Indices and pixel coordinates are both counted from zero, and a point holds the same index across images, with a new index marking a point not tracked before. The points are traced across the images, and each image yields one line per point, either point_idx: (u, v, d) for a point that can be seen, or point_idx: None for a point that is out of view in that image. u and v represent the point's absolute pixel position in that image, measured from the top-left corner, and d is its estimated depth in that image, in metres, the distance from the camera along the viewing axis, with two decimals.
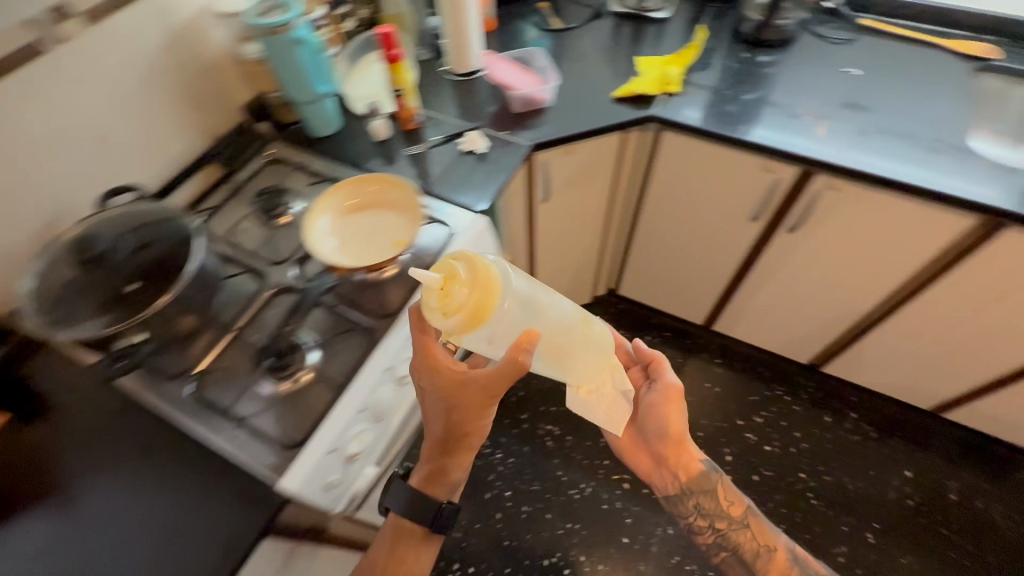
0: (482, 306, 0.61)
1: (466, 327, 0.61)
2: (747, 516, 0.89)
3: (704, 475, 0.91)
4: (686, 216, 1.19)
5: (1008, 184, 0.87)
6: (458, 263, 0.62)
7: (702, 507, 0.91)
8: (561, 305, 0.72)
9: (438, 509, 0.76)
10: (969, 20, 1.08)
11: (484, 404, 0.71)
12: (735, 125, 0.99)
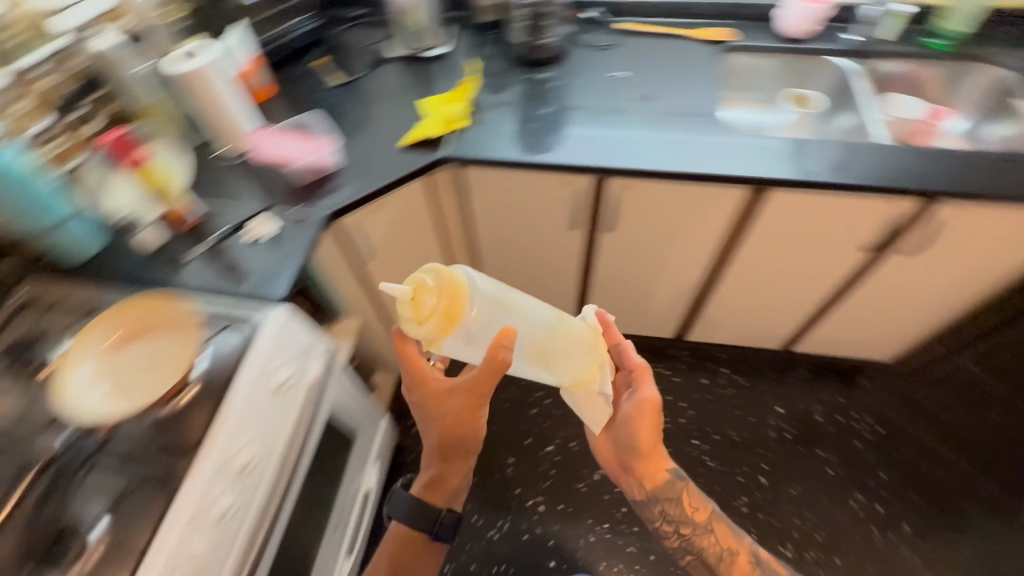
0: (452, 308, 0.72)
1: (440, 329, 0.73)
2: (711, 523, 0.98)
3: (670, 484, 1.00)
4: (518, 238, 1.21)
5: (760, 152, 0.97)
6: (426, 276, 0.73)
7: (667, 514, 1.00)
8: (541, 312, 0.88)
9: (437, 514, 0.97)
10: (704, 9, 1.21)
11: (473, 407, 0.89)
12: (524, 149, 1.02)
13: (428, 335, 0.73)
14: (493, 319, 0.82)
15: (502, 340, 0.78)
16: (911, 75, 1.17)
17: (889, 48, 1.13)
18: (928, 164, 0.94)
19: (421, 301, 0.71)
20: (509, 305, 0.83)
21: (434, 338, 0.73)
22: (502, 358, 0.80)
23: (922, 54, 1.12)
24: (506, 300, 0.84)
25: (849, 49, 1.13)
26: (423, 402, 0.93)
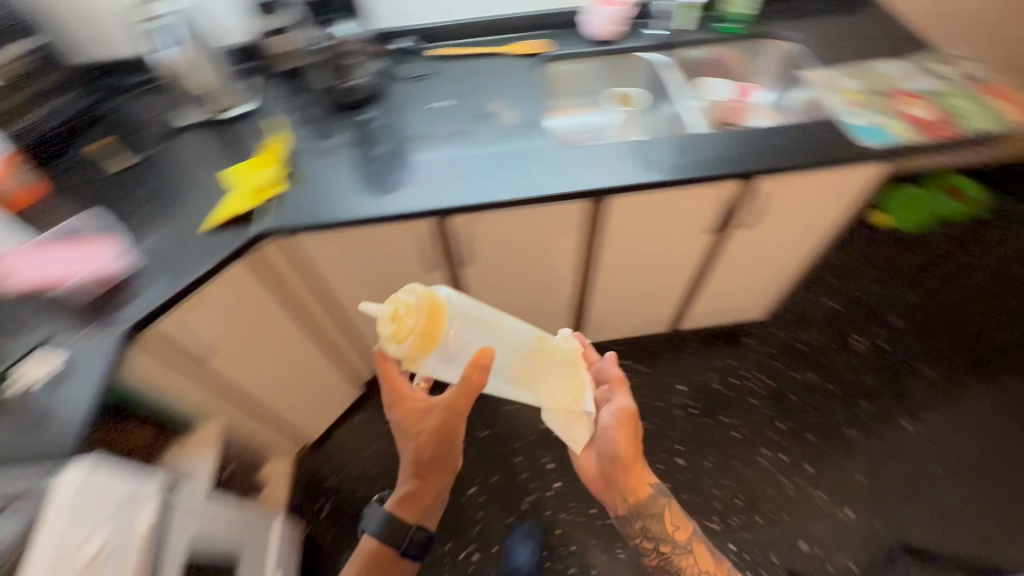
0: (430, 330, 0.71)
1: (419, 350, 0.71)
2: (690, 542, 0.99)
3: (652, 498, 1.00)
4: (380, 291, 1.13)
5: (591, 163, 0.97)
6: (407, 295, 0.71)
7: (648, 530, 1.00)
8: (520, 331, 0.86)
9: (407, 532, 0.94)
10: (514, 23, 1.19)
11: (451, 424, 0.89)
12: (351, 202, 0.93)
13: (406, 356, 0.72)
14: (469, 337, 0.81)
15: (479, 359, 0.79)
16: (713, 59, 1.25)
17: (688, 37, 1.18)
18: (740, 147, 0.99)
19: (398, 323, 0.69)
20: (489, 326, 0.83)
21: (412, 359, 0.72)
22: (477, 378, 0.80)
23: (717, 37, 1.19)
24: (488, 317, 0.83)
25: (654, 43, 1.17)
26: (402, 420, 0.92)
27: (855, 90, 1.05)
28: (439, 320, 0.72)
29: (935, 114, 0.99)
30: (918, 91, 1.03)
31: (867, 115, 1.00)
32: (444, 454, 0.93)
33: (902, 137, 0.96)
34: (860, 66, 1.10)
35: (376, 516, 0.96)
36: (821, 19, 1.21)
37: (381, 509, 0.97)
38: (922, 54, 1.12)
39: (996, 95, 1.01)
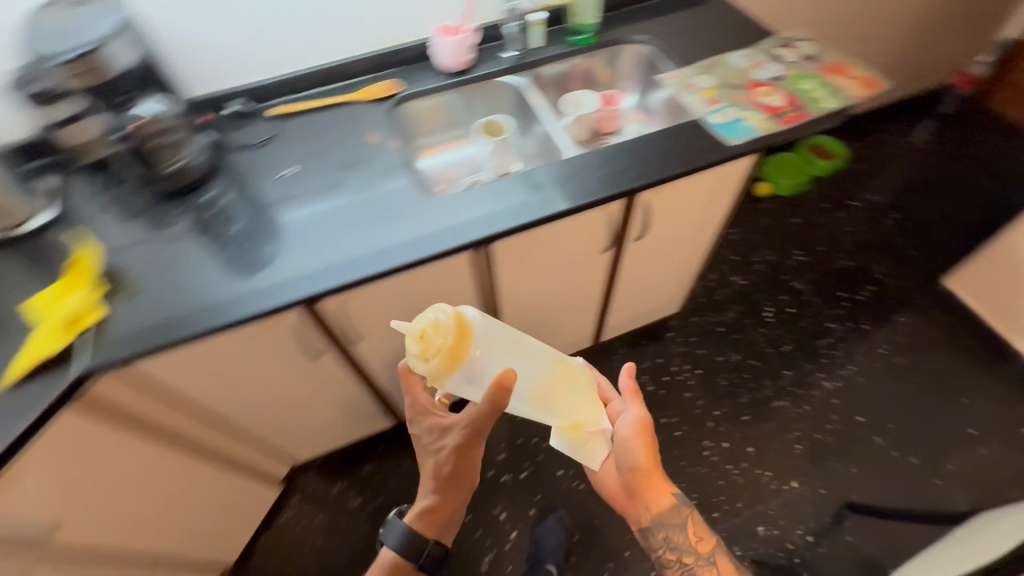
0: (458, 350, 0.70)
1: (444, 370, 0.70)
2: (715, 555, 0.90)
3: (674, 508, 0.93)
4: (268, 390, 1.00)
5: (463, 212, 0.90)
6: (437, 314, 0.71)
7: (671, 542, 0.92)
8: (540, 355, 0.84)
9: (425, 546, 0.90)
10: (358, 66, 1.10)
11: (469, 443, 0.86)
12: (201, 310, 0.80)
13: (431, 375, 0.71)
14: (492, 358, 0.78)
15: (502, 382, 0.74)
16: (577, 71, 1.22)
17: (543, 57, 1.16)
18: (611, 164, 0.95)
19: (426, 342, 0.69)
20: (512, 347, 0.81)
21: (438, 380, 0.71)
22: (498, 401, 0.77)
23: (575, 51, 1.18)
24: (512, 340, 0.81)
25: (512, 68, 1.14)
26: (423, 434, 0.91)
27: (710, 85, 1.05)
28: (469, 342, 0.72)
29: (785, 100, 1.01)
30: (766, 79, 1.05)
31: (725, 111, 1.00)
32: (462, 469, 0.90)
33: (760, 129, 0.97)
34: (711, 60, 1.11)
35: (395, 529, 0.91)
36: (668, 18, 1.23)
37: (401, 521, 0.92)
38: (764, 40, 1.15)
39: (835, 71, 1.05)
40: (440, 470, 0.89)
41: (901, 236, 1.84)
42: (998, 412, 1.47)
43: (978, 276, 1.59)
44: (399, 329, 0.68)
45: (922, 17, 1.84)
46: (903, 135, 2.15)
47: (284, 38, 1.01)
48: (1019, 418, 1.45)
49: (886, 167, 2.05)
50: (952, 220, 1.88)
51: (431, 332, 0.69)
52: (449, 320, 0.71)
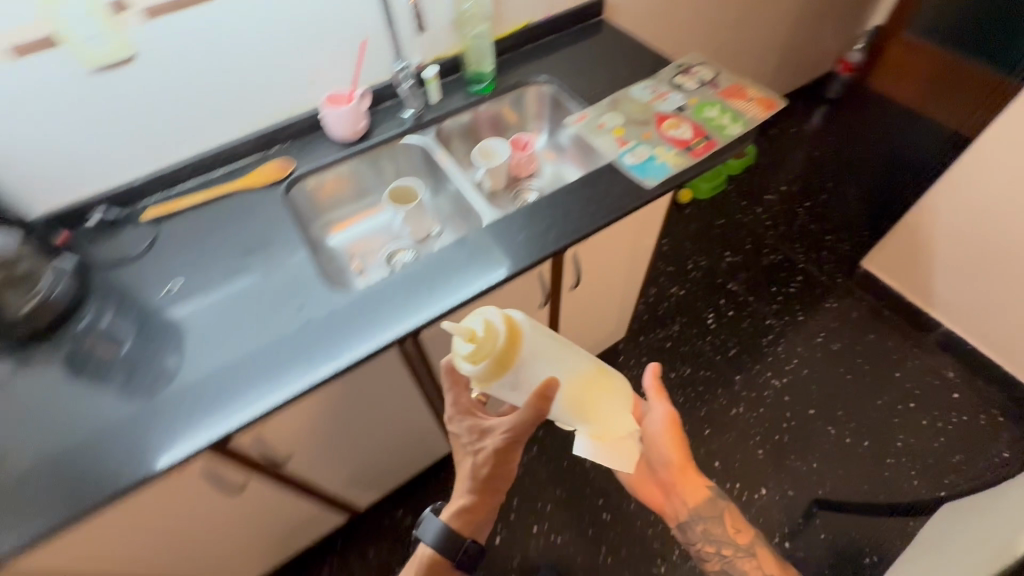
0: (506, 356, 0.73)
1: (490, 372, 0.73)
2: (753, 546, 0.92)
3: (711, 502, 0.94)
4: (194, 532, 0.88)
5: (383, 306, 0.85)
6: (490, 319, 0.73)
7: (710, 535, 0.93)
8: (579, 361, 0.81)
9: (462, 548, 0.84)
10: (240, 149, 0.99)
11: (509, 449, 0.81)
12: (92, 478, 0.69)
13: (476, 376, 0.73)
14: (538, 365, 0.78)
15: (546, 391, 0.74)
16: (483, 119, 1.17)
17: (444, 112, 1.10)
18: (530, 230, 0.92)
19: (479, 346, 0.72)
20: (554, 352, 0.79)
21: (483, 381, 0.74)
22: (539, 407, 0.75)
23: (478, 101, 1.13)
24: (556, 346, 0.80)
25: (412, 127, 1.07)
26: (463, 433, 0.85)
27: (618, 123, 1.04)
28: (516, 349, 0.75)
29: (693, 132, 1.01)
30: (671, 110, 1.05)
31: (637, 150, 0.98)
32: (501, 473, 0.84)
33: (674, 165, 0.95)
34: (615, 96, 1.09)
35: (432, 524, 0.85)
36: (566, 55, 1.21)
37: (437, 517, 0.86)
38: (662, 69, 1.15)
39: (733, 95, 1.06)
40: (477, 472, 0.83)
41: (817, 223, 1.93)
42: (931, 381, 1.55)
43: (893, 257, 1.63)
44: (451, 329, 0.71)
45: (801, 16, 1.94)
46: (802, 125, 2.28)
47: (145, 133, 0.89)
48: (950, 383, 1.54)
49: (793, 157, 2.16)
50: (860, 199, 1.99)
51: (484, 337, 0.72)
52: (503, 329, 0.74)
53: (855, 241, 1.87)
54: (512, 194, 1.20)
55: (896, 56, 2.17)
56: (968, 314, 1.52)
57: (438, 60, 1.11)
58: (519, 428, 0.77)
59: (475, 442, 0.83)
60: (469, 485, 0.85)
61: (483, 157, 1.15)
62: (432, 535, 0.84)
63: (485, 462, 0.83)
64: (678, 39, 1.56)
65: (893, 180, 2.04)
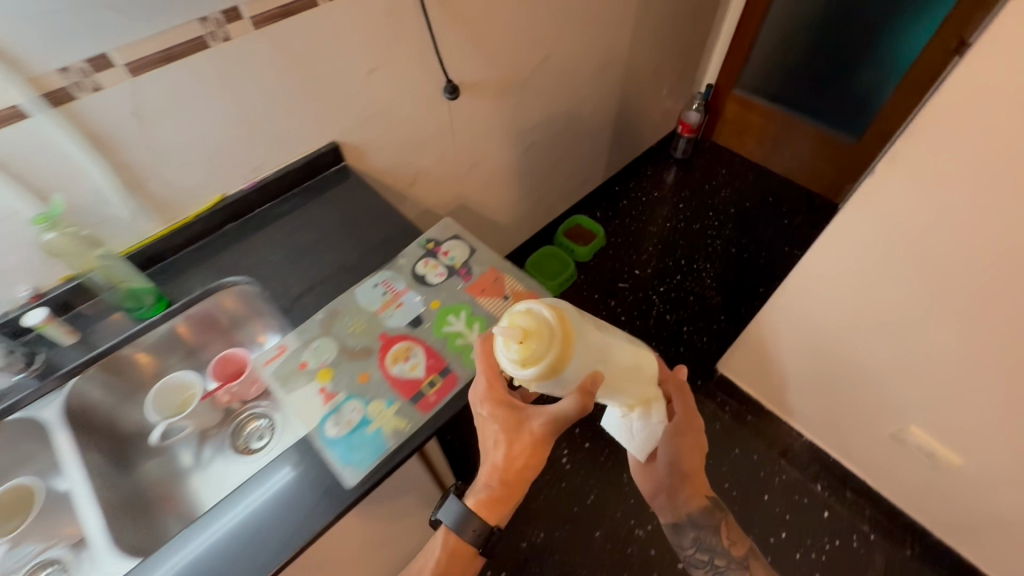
0: (560, 359, 0.63)
1: (540, 376, 0.64)
2: (746, 557, 0.91)
3: (707, 512, 0.92)
4: None
5: None
6: (542, 316, 0.64)
7: (702, 544, 0.91)
8: (620, 346, 0.73)
9: (488, 536, 0.72)
10: None
11: (551, 438, 0.70)
12: None
13: (524, 377, 0.64)
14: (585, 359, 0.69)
15: (589, 385, 0.65)
16: (170, 337, 0.85)
17: (85, 356, 0.77)
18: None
19: (527, 349, 0.63)
20: (595, 349, 0.69)
21: (532, 386, 0.66)
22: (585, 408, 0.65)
23: (147, 326, 0.80)
24: (602, 331, 0.73)
25: (28, 394, 0.73)
26: (496, 421, 0.71)
27: (327, 359, 0.74)
28: (569, 352, 0.65)
29: (430, 361, 0.74)
30: (404, 326, 0.77)
31: (343, 410, 0.69)
32: (535, 463, 0.73)
33: (391, 432, 0.68)
34: (333, 306, 0.80)
35: (456, 508, 0.73)
36: (285, 234, 0.91)
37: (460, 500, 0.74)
38: (405, 247, 0.87)
39: (488, 289, 0.81)
40: (509, 465, 0.71)
41: (673, 312, 1.76)
42: (799, 500, 1.40)
43: (744, 364, 1.47)
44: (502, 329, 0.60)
45: (621, 93, 1.77)
46: (654, 189, 2.12)
47: None
48: (819, 499, 1.39)
49: (646, 232, 1.99)
50: (715, 276, 1.85)
51: (532, 341, 0.63)
52: (555, 323, 0.65)
53: (712, 331, 1.72)
54: (216, 462, 0.84)
55: (734, 112, 2.14)
56: (823, 427, 1.38)
57: (68, 281, 0.78)
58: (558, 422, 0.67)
59: (512, 432, 0.69)
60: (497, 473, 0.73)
61: (167, 401, 0.82)
62: (454, 519, 0.72)
63: (520, 453, 0.71)
64: (470, 151, 1.30)
65: (744, 249, 1.92)
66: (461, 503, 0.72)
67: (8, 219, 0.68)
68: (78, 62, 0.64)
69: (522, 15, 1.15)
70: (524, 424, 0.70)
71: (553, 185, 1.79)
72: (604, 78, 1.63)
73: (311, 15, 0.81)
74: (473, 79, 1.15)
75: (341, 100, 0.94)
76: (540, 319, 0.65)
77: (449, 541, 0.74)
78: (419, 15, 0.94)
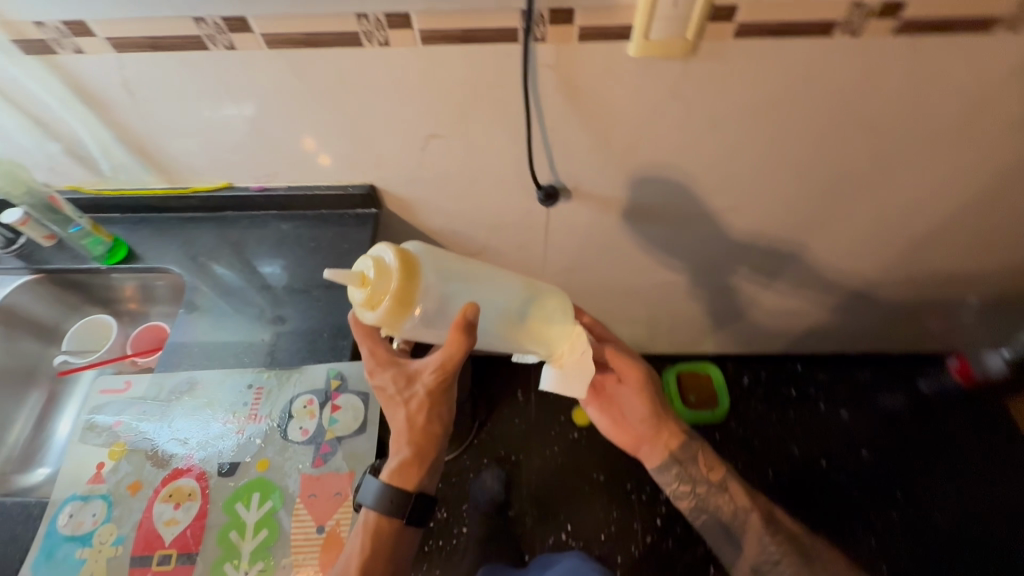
0: (409, 289, 0.53)
1: (396, 312, 0.53)
2: (725, 480, 0.81)
3: (685, 442, 0.83)
4: None
5: None
6: (376, 251, 0.55)
7: (684, 474, 0.82)
8: (491, 274, 0.63)
9: (415, 504, 0.58)
10: None
11: (449, 379, 0.57)
12: None
13: (382, 320, 0.54)
14: (451, 288, 0.59)
15: (464, 315, 0.53)
16: (144, 283, 0.84)
17: (34, 266, 0.78)
18: None
19: (368, 287, 0.52)
20: (471, 276, 0.61)
21: (393, 332, 0.56)
22: (467, 336, 0.54)
23: (97, 267, 0.79)
24: (468, 262, 0.62)
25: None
26: (385, 391, 0.59)
27: (136, 435, 0.64)
28: (420, 280, 0.55)
29: (184, 532, 0.58)
30: (216, 463, 0.62)
31: (86, 506, 0.60)
32: (446, 419, 0.60)
33: (88, 572, 0.57)
34: (193, 376, 0.67)
35: (372, 492, 0.57)
36: (257, 252, 0.79)
37: (372, 477, 0.59)
38: (312, 363, 0.68)
39: (317, 500, 0.60)
40: (412, 424, 0.58)
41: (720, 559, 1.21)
42: None
43: None
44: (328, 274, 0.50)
45: (887, 286, 1.10)
46: (846, 406, 1.36)
47: None
48: None
49: (780, 451, 1.31)
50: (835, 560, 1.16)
51: (370, 277, 0.52)
52: (393, 248, 0.54)
53: None
54: None
55: None
56: None
57: (73, 191, 0.79)
58: (446, 365, 0.55)
59: (403, 394, 0.58)
60: (404, 434, 0.58)
61: (101, 339, 0.85)
62: (377, 500, 0.56)
63: (420, 408, 0.58)
64: (567, 253, 0.96)
65: None
66: (373, 479, 0.57)
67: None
68: (56, 22, 0.55)
69: (717, 148, 0.72)
70: (416, 377, 0.58)
71: (698, 330, 1.28)
72: (855, 264, 1.01)
73: (347, 52, 0.58)
74: (592, 188, 0.79)
75: (383, 147, 0.72)
76: (376, 254, 0.55)
77: (372, 519, 0.57)
78: (520, 96, 0.63)
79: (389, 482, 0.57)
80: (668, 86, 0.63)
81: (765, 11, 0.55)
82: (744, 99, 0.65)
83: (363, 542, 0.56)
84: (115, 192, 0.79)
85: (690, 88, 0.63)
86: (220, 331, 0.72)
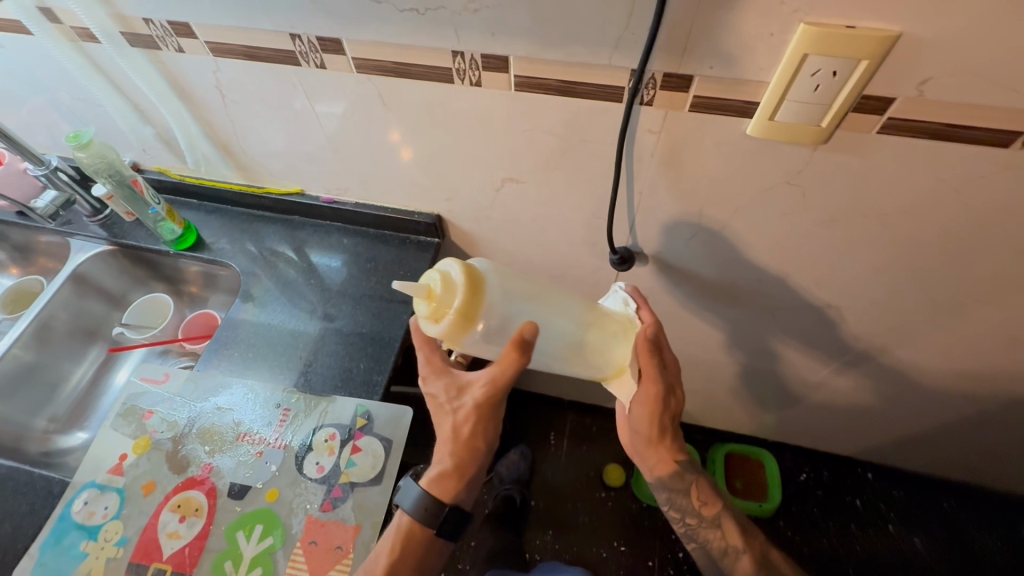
0: (474, 305, 0.49)
1: (461, 328, 0.49)
2: (720, 515, 0.67)
3: (677, 473, 0.67)
4: None
5: None
6: (444, 262, 0.51)
7: (671, 501, 0.69)
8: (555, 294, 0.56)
9: (447, 519, 0.56)
10: None
11: (500, 396, 0.53)
12: None
13: (446, 335, 0.50)
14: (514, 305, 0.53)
15: (525, 334, 0.49)
16: (207, 270, 0.85)
17: (115, 239, 0.82)
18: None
19: (433, 299, 0.49)
20: (533, 294, 0.55)
21: (455, 347, 0.52)
22: (525, 352, 0.49)
23: (167, 250, 0.81)
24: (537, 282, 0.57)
25: (83, 232, 0.82)
26: (435, 397, 0.56)
27: (161, 434, 0.64)
28: (485, 295, 0.50)
29: (182, 554, 0.56)
30: (229, 482, 0.60)
31: (101, 497, 0.60)
32: (492, 436, 0.56)
33: (86, 568, 0.56)
34: (227, 382, 0.66)
35: (411, 496, 0.56)
36: (316, 251, 0.78)
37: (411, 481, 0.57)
38: (343, 395, 0.64)
39: (317, 549, 0.56)
40: (457, 435, 0.55)
41: None
42: None
43: None
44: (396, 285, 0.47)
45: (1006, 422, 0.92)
46: (920, 533, 1.16)
47: None
48: None
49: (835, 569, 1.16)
50: None
51: (436, 291, 0.49)
52: (460, 261, 0.50)
53: None
54: None
55: None
56: None
57: (159, 173, 0.81)
58: (498, 378, 0.52)
59: (452, 404, 0.55)
60: (448, 444, 0.55)
61: (156, 317, 0.86)
62: (414, 507, 0.55)
63: (470, 419, 0.54)
64: None
65: None
66: (413, 483, 0.56)
67: (91, 103, 0.70)
68: (161, 21, 0.55)
69: (833, 241, 0.62)
70: (466, 389, 0.55)
71: (759, 415, 1.16)
72: (969, 387, 0.86)
73: (435, 87, 0.55)
74: (676, 255, 0.70)
75: (457, 178, 0.67)
76: (443, 266, 0.51)
77: (406, 525, 0.55)
78: (614, 154, 0.57)
79: (429, 488, 0.56)
80: (786, 172, 0.54)
81: (927, 110, 0.45)
82: (877, 196, 0.55)
83: (394, 545, 0.55)
84: (197, 180, 0.81)
85: (814, 176, 0.54)
86: (263, 335, 0.70)
